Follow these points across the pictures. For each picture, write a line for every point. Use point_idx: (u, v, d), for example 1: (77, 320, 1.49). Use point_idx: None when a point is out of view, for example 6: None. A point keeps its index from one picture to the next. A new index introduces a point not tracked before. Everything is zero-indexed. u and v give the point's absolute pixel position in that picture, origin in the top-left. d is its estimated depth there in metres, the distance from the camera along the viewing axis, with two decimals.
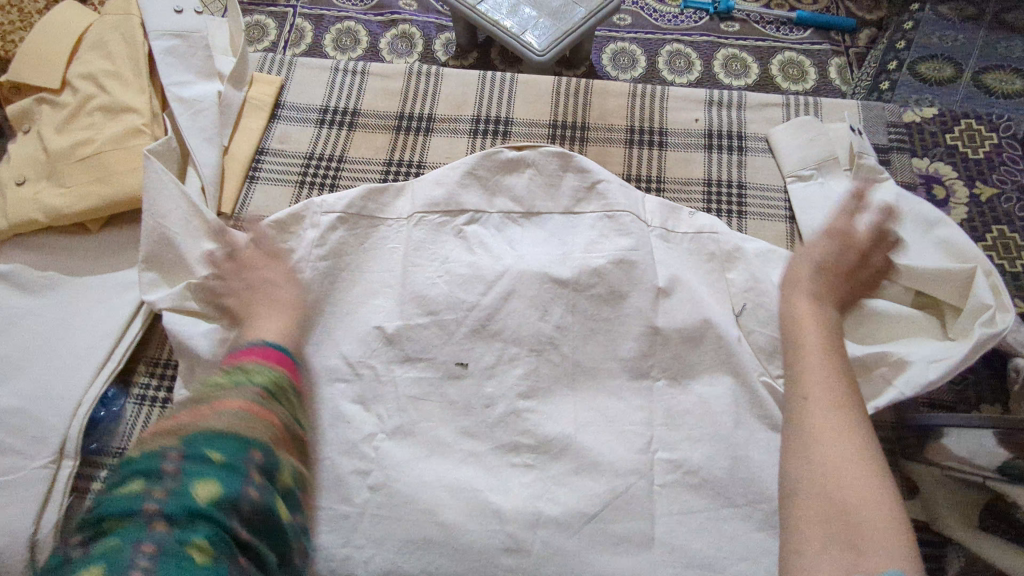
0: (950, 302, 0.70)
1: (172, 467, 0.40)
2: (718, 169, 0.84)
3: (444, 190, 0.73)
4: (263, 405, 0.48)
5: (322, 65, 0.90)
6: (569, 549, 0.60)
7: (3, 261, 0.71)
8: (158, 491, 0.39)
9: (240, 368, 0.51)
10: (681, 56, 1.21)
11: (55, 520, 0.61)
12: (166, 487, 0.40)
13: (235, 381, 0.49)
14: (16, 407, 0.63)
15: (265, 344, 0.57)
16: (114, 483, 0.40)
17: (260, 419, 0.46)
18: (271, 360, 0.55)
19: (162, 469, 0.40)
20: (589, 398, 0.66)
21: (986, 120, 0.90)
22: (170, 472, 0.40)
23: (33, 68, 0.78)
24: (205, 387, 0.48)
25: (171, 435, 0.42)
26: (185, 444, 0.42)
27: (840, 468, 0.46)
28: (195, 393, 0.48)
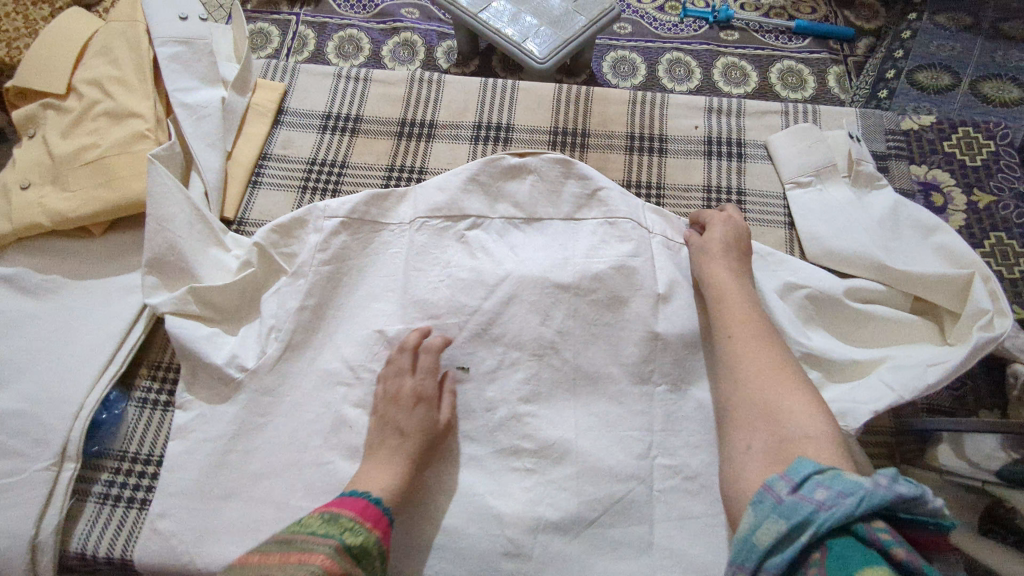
0: (948, 307, 0.70)
1: None
2: (718, 176, 0.84)
3: (447, 196, 0.74)
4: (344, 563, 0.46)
5: (325, 71, 0.91)
6: (568, 553, 0.61)
7: (7, 264, 0.72)
8: None
9: (336, 519, 0.50)
10: (681, 64, 1.22)
11: (56, 522, 0.61)
12: None
13: (326, 532, 0.48)
14: (18, 410, 0.64)
15: (356, 494, 0.54)
16: None
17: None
18: (368, 509, 0.53)
19: None
20: (589, 403, 0.66)
21: (984, 128, 0.91)
22: None
23: (38, 73, 0.79)
24: (297, 528, 0.48)
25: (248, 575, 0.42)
26: None
27: (777, 403, 0.52)
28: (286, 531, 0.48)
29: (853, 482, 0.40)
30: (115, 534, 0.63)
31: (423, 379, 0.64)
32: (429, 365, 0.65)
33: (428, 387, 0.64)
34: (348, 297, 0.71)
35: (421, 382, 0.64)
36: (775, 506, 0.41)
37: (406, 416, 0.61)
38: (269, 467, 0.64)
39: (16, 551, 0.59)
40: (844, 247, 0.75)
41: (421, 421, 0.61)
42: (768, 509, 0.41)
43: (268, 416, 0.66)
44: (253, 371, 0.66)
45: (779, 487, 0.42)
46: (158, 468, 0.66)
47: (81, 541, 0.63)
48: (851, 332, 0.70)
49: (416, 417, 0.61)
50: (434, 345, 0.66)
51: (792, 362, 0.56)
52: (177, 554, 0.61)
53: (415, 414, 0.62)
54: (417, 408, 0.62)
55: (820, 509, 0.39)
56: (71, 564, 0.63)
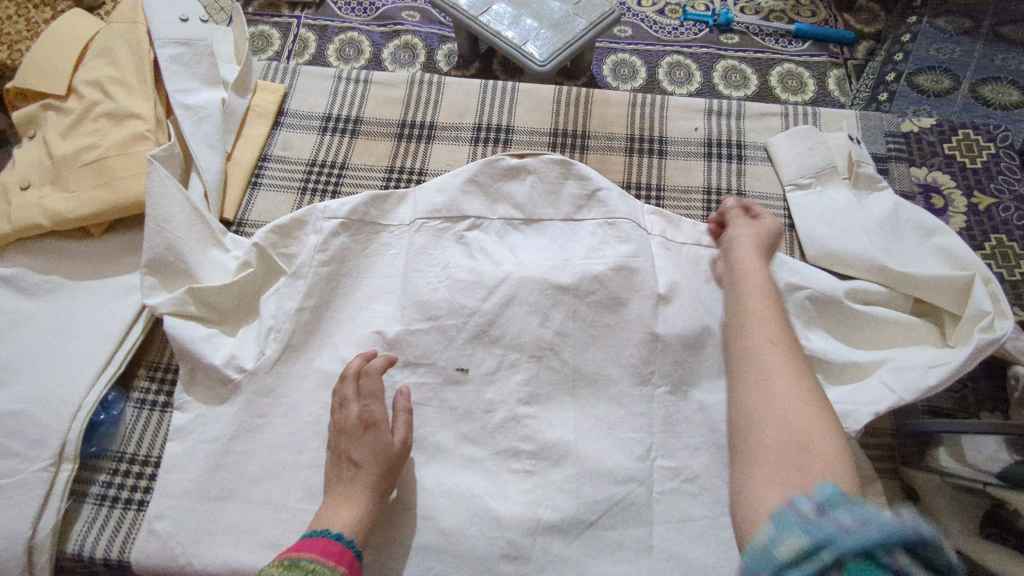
0: (949, 309, 0.70)
1: None
2: (717, 178, 0.84)
3: (446, 197, 0.74)
4: None
5: (325, 73, 0.91)
6: (567, 555, 0.61)
7: (6, 265, 0.72)
8: None
9: (296, 564, 0.49)
10: (681, 68, 1.22)
11: (54, 523, 0.61)
12: None
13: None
14: (16, 410, 0.63)
15: (321, 534, 0.53)
16: None
17: None
18: (330, 547, 0.52)
19: None
20: (589, 404, 0.66)
21: (984, 130, 0.91)
22: None
23: (38, 74, 0.79)
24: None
25: None
26: None
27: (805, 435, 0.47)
28: None
29: (876, 508, 0.37)
30: (112, 535, 0.63)
31: (370, 405, 0.60)
32: (376, 390, 0.62)
33: (376, 410, 0.60)
34: (347, 298, 0.71)
35: (368, 407, 0.60)
36: (803, 524, 0.38)
37: (359, 445, 0.59)
38: (267, 468, 0.63)
39: (12, 552, 0.59)
40: (844, 249, 0.75)
41: (374, 449, 0.58)
42: (792, 526, 0.39)
43: (267, 417, 0.65)
44: (251, 372, 0.66)
45: (803, 506, 0.40)
46: (156, 469, 0.66)
47: (78, 541, 0.62)
48: (851, 334, 0.70)
49: (368, 445, 0.58)
50: (378, 368, 0.63)
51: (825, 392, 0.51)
52: (174, 555, 0.61)
53: (364, 441, 0.59)
54: (367, 435, 0.59)
55: (841, 531, 0.36)
56: (67, 565, 0.62)
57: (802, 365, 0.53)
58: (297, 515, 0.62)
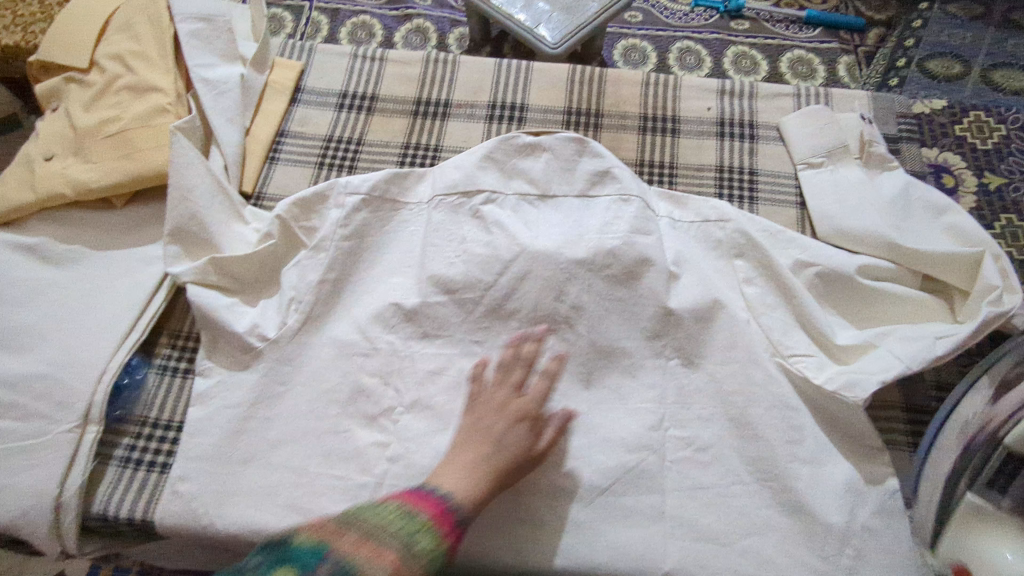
0: (958, 286, 0.71)
1: None
2: (730, 156, 0.85)
3: (463, 173, 0.75)
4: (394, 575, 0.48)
5: (341, 51, 0.92)
6: (581, 520, 0.62)
7: (31, 234, 0.73)
8: None
9: (417, 517, 0.53)
10: (691, 53, 1.22)
11: (79, 483, 0.62)
12: None
13: (396, 519, 0.52)
14: (43, 373, 0.65)
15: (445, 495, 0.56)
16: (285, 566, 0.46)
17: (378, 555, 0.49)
18: (448, 516, 0.55)
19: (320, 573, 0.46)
20: (603, 377, 0.68)
21: (994, 112, 0.95)
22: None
23: (61, 47, 0.80)
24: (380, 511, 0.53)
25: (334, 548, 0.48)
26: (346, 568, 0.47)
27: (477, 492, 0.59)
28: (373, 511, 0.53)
29: None
30: (137, 495, 0.64)
31: (508, 401, 0.63)
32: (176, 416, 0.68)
33: (510, 431, 0.61)
34: (366, 272, 0.72)
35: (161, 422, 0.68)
36: None
37: (460, 447, 0.61)
38: (287, 433, 0.65)
39: (40, 511, 0.60)
40: (855, 226, 0.75)
41: (511, 458, 0.60)
42: None
43: (287, 385, 0.67)
44: (273, 340, 0.68)
45: None
46: (178, 433, 0.68)
47: (102, 502, 0.64)
48: (860, 308, 0.71)
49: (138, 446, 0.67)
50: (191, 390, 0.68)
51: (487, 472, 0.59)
52: (197, 515, 0.62)
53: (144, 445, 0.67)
54: (499, 454, 0.60)
55: None
56: (93, 525, 0.64)
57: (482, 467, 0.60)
58: (317, 479, 0.63)
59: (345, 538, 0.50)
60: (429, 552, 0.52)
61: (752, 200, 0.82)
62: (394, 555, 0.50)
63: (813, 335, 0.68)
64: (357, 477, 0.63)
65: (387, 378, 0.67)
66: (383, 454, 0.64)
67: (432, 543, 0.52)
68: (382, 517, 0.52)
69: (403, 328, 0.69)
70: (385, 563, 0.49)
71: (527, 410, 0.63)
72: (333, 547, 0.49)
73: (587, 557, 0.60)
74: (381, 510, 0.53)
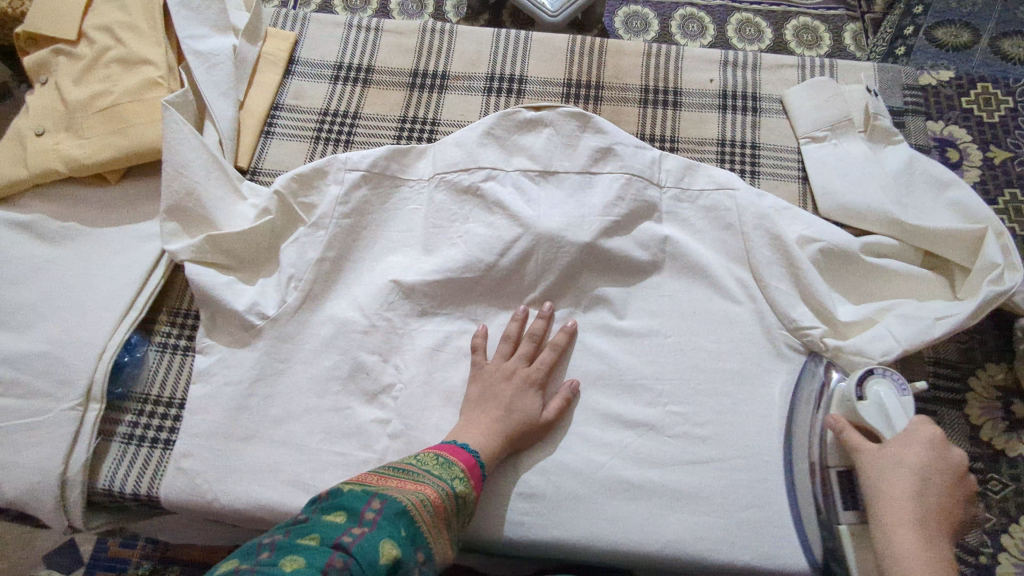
0: (960, 263, 0.71)
1: (371, 516, 0.47)
2: (731, 130, 0.84)
3: (464, 152, 0.73)
4: (428, 513, 0.50)
5: (335, 21, 0.90)
6: (580, 494, 0.63)
7: (25, 211, 0.72)
8: (355, 531, 0.45)
9: (448, 465, 0.55)
10: (694, 20, 1.20)
11: (83, 460, 0.63)
12: (362, 524, 0.47)
13: (426, 469, 0.54)
14: (44, 351, 0.65)
15: (471, 449, 0.58)
16: (328, 508, 0.48)
17: (412, 492, 0.51)
18: (473, 468, 0.57)
19: (361, 511, 0.48)
20: (601, 355, 0.68)
21: (1002, 84, 0.94)
22: (367, 516, 0.47)
23: (49, 18, 0.78)
24: (413, 462, 0.55)
25: (374, 489, 0.50)
26: (387, 504, 0.48)
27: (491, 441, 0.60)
28: (406, 463, 0.55)
29: None
30: (141, 472, 0.65)
31: (515, 370, 0.65)
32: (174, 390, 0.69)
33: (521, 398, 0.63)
34: (366, 249, 0.72)
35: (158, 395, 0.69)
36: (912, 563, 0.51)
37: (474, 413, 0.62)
38: (288, 411, 0.65)
39: (45, 487, 0.61)
40: (858, 203, 0.75)
41: (525, 424, 0.62)
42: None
43: (287, 362, 0.67)
44: (273, 318, 0.68)
45: None
46: (180, 410, 0.68)
47: (108, 478, 0.65)
48: (862, 284, 0.71)
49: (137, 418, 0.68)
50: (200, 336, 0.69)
51: (500, 437, 0.61)
52: (201, 491, 0.63)
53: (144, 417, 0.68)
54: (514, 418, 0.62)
55: None
56: (99, 500, 0.65)
57: (497, 428, 0.61)
58: (318, 455, 0.64)
59: (388, 480, 0.52)
60: (463, 495, 0.54)
61: (754, 174, 0.81)
62: (435, 492, 0.52)
63: (815, 310, 0.68)
64: (358, 454, 0.64)
65: (386, 356, 0.68)
66: (383, 430, 0.65)
67: (467, 488, 0.55)
68: (419, 462, 0.55)
69: (402, 305, 0.69)
70: (430, 494, 0.51)
71: (536, 378, 0.65)
72: (380, 485, 0.51)
73: (584, 530, 0.61)
74: (417, 457, 0.56)
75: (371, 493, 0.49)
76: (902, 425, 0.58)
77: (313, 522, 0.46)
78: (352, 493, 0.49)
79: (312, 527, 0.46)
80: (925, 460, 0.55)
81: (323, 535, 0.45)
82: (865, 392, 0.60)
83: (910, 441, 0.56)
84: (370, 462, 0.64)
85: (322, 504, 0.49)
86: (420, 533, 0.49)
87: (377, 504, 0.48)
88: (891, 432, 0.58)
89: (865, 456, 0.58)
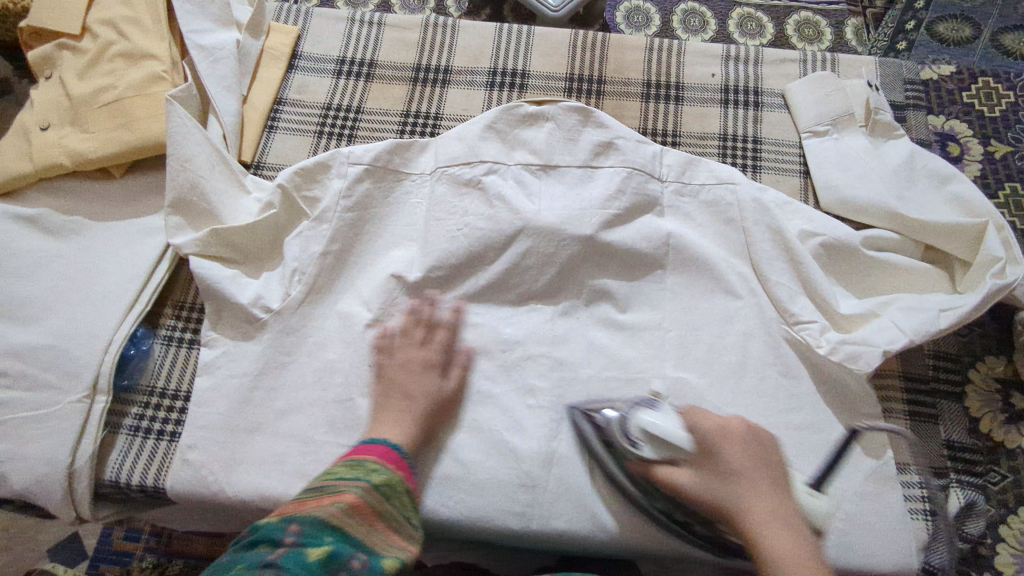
0: (960, 256, 0.71)
1: (291, 536, 0.43)
2: (733, 124, 0.84)
3: (465, 145, 0.74)
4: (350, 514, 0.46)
5: (338, 15, 0.90)
6: (582, 485, 0.63)
7: (31, 205, 0.73)
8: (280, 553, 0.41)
9: (360, 464, 0.52)
10: (696, 15, 1.20)
11: (90, 451, 0.63)
12: (286, 545, 0.42)
13: (339, 476, 0.50)
14: (50, 344, 0.66)
15: (380, 441, 0.56)
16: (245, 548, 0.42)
17: (328, 502, 0.47)
18: (390, 454, 0.55)
19: (282, 536, 0.43)
20: (603, 347, 0.68)
21: (1004, 79, 0.94)
22: (288, 538, 0.43)
23: (53, 12, 0.78)
24: (322, 477, 0.51)
25: (290, 516, 0.45)
26: (304, 523, 0.44)
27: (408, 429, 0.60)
28: (317, 481, 0.50)
29: None
30: (148, 464, 0.66)
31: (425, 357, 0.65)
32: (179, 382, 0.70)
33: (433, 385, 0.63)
34: (369, 243, 0.72)
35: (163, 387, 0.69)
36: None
37: (387, 407, 0.62)
38: (293, 403, 0.66)
39: (53, 478, 0.62)
40: (859, 197, 0.75)
41: None
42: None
43: (291, 355, 0.67)
44: (277, 311, 0.68)
45: None
46: (185, 403, 0.69)
47: (115, 470, 0.65)
48: (863, 278, 0.71)
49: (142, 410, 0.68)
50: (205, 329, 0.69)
51: None
52: (207, 483, 0.63)
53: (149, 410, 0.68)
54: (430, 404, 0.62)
55: None
56: (106, 491, 0.66)
57: None
58: (322, 447, 0.64)
59: (302, 502, 0.47)
60: (386, 484, 0.51)
61: (755, 168, 0.82)
62: (353, 494, 0.48)
63: (816, 303, 0.68)
64: None
65: None
66: None
67: (389, 474, 0.53)
68: (329, 474, 0.51)
69: (406, 299, 0.69)
70: (349, 499, 0.48)
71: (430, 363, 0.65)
72: (293, 510, 0.46)
73: (586, 524, 0.62)
74: (325, 470, 0.51)
75: (286, 519, 0.44)
76: (682, 440, 0.57)
77: (228, 563, 0.41)
78: (267, 525, 0.44)
79: (229, 567, 0.40)
80: (746, 457, 0.55)
81: (245, 566, 0.40)
82: (632, 429, 0.59)
83: (723, 434, 0.57)
84: None
85: (237, 547, 0.43)
86: (350, 537, 0.45)
87: (294, 526, 0.44)
88: (678, 444, 0.57)
89: (695, 464, 0.56)
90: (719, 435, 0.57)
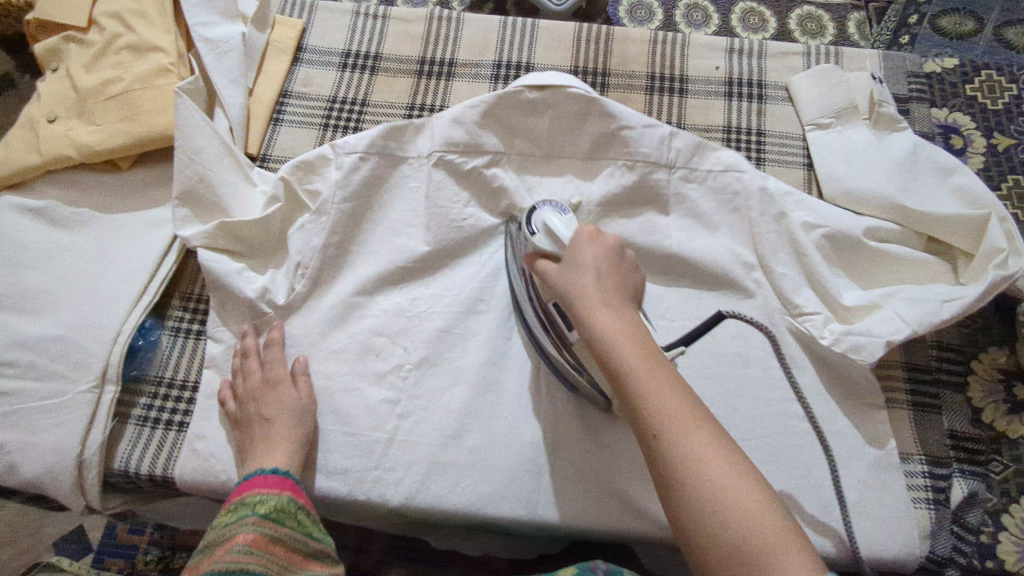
0: (963, 247, 0.71)
1: None
2: (737, 117, 0.84)
3: (465, 131, 0.71)
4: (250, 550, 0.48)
5: (342, 8, 0.90)
6: (588, 473, 0.63)
7: (39, 197, 0.73)
8: None
9: (241, 503, 0.53)
10: (699, 9, 1.20)
11: (99, 441, 0.64)
12: None
13: (229, 523, 0.52)
14: (59, 335, 0.66)
15: (264, 473, 0.57)
16: None
17: (225, 551, 0.48)
18: (273, 481, 0.56)
19: None
20: None
21: (1006, 72, 0.95)
22: None
23: (59, 5, 0.78)
24: (213, 532, 0.52)
25: None
26: None
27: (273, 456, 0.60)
28: (209, 540, 0.51)
29: None
30: (156, 453, 0.66)
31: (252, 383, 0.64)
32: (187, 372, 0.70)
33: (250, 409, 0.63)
34: (371, 233, 0.72)
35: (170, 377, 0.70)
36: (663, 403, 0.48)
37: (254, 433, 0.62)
38: None
39: (63, 467, 0.62)
40: (865, 188, 0.75)
41: None
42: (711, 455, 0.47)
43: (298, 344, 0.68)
44: (284, 304, 0.69)
45: None
46: (193, 393, 0.69)
47: (123, 459, 0.65)
48: (866, 269, 0.72)
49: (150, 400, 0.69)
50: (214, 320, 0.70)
51: None
52: (214, 471, 0.64)
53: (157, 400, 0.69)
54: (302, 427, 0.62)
55: None
56: (114, 481, 0.66)
57: None
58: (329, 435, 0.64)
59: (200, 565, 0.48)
60: (278, 509, 0.53)
61: (759, 160, 0.82)
62: (249, 534, 0.50)
63: (820, 294, 0.69)
64: (368, 434, 0.65)
65: (395, 337, 0.68)
66: (392, 410, 0.65)
67: (277, 500, 0.54)
68: (218, 527, 0.52)
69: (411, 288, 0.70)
70: (244, 539, 0.49)
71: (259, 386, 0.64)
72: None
73: (591, 518, 0.62)
74: (215, 524, 0.53)
75: None
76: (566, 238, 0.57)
77: None
78: None
79: None
80: (603, 280, 0.54)
81: None
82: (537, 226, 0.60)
83: (585, 258, 0.55)
84: (381, 442, 0.64)
85: None
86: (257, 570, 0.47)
87: None
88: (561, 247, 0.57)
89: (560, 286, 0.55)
90: (582, 257, 0.55)
